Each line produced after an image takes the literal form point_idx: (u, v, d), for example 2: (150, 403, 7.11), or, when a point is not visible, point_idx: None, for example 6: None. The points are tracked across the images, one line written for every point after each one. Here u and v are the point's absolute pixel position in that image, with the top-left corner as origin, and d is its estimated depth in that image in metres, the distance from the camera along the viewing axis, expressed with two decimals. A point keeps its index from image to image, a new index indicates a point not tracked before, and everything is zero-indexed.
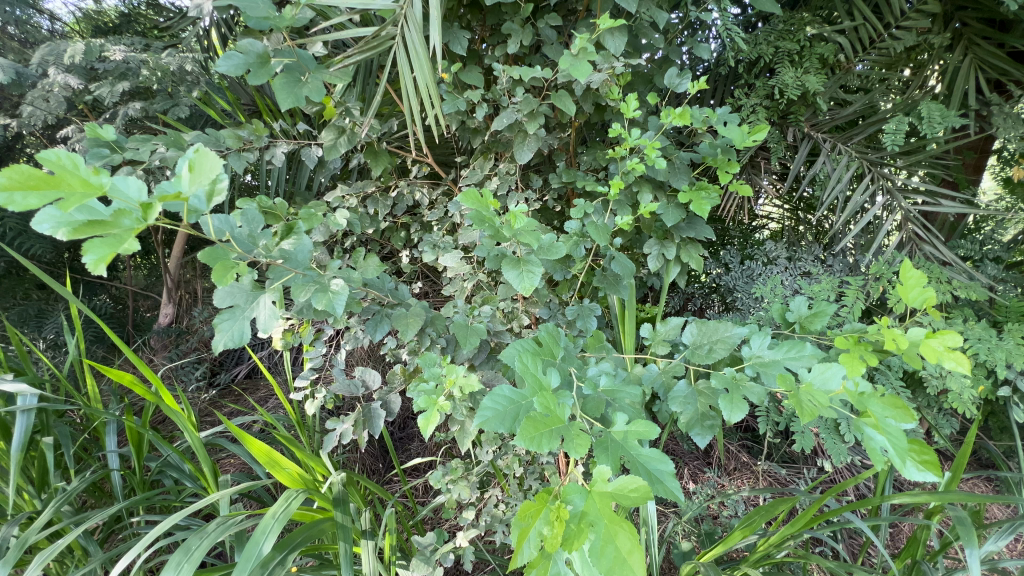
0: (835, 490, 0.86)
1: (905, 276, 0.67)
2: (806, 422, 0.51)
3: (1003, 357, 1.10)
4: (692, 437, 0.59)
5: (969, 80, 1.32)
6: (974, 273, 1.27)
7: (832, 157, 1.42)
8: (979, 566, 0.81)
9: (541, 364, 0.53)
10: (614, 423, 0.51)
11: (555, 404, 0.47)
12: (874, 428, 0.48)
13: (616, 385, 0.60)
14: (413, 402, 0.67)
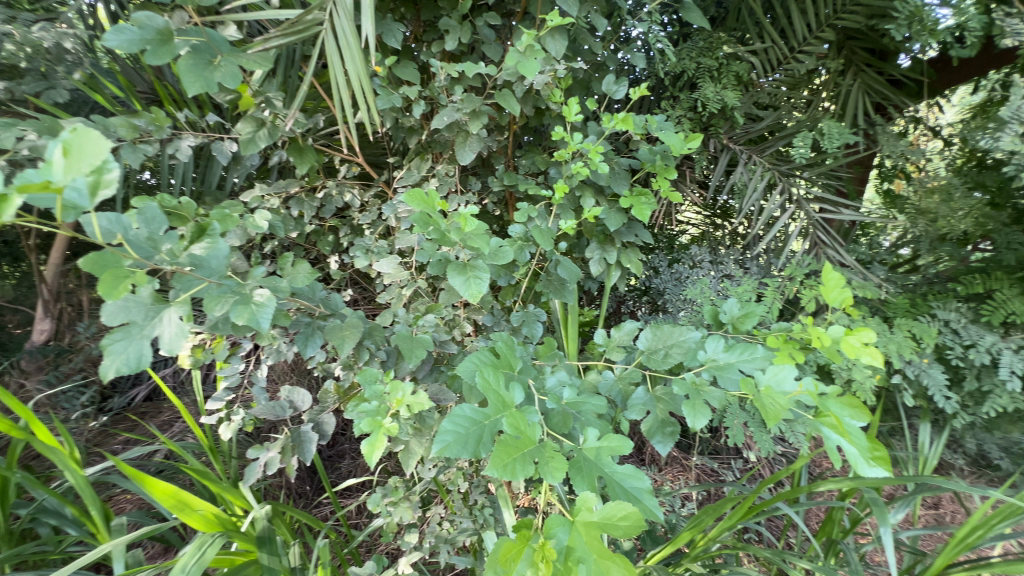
0: (765, 481, 0.91)
1: (827, 277, 0.72)
2: (770, 424, 0.53)
3: (895, 349, 1.24)
4: (653, 445, 0.59)
5: (859, 102, 1.49)
6: (867, 273, 1.41)
7: (748, 167, 1.52)
8: (889, 541, 0.90)
9: (504, 379, 0.50)
10: (585, 439, 0.51)
11: (525, 424, 0.46)
12: (838, 429, 0.52)
13: (579, 397, 0.59)
14: (355, 425, 0.63)
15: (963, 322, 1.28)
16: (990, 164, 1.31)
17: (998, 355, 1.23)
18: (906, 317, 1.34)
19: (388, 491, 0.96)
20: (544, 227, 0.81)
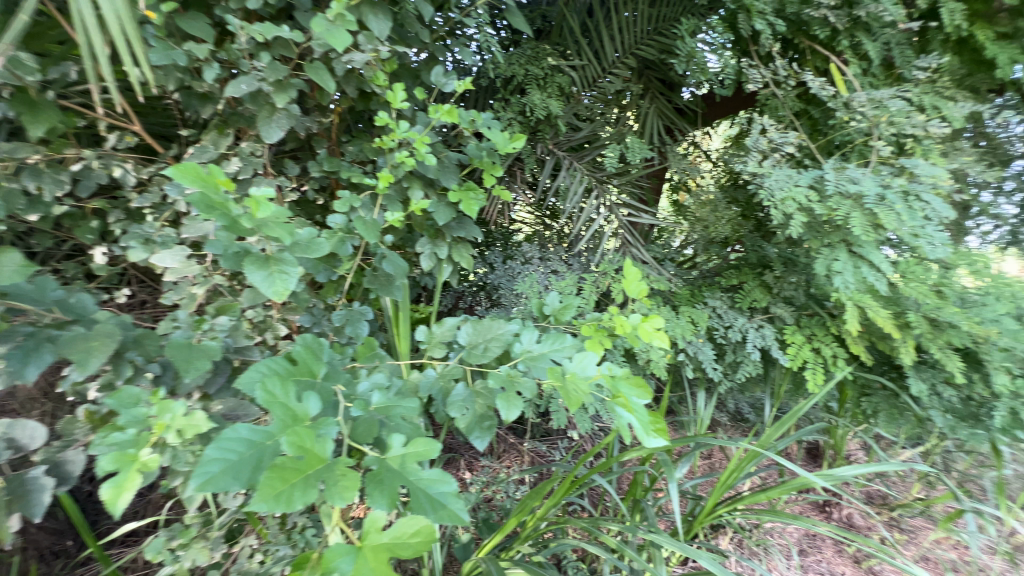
0: (584, 458, 1.01)
1: (628, 270, 0.82)
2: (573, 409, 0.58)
3: (679, 331, 1.51)
4: (472, 441, 0.61)
5: (655, 123, 1.75)
6: (660, 269, 1.68)
7: (570, 172, 1.68)
8: (675, 493, 1.07)
9: (292, 392, 0.46)
10: (390, 446, 0.49)
11: (310, 443, 0.43)
12: (626, 407, 0.59)
13: (390, 400, 0.58)
14: (95, 462, 0.50)
15: (724, 308, 1.58)
16: (740, 183, 1.66)
17: (746, 334, 1.53)
18: (688, 305, 1.61)
19: (176, 532, 0.80)
20: (369, 219, 0.76)
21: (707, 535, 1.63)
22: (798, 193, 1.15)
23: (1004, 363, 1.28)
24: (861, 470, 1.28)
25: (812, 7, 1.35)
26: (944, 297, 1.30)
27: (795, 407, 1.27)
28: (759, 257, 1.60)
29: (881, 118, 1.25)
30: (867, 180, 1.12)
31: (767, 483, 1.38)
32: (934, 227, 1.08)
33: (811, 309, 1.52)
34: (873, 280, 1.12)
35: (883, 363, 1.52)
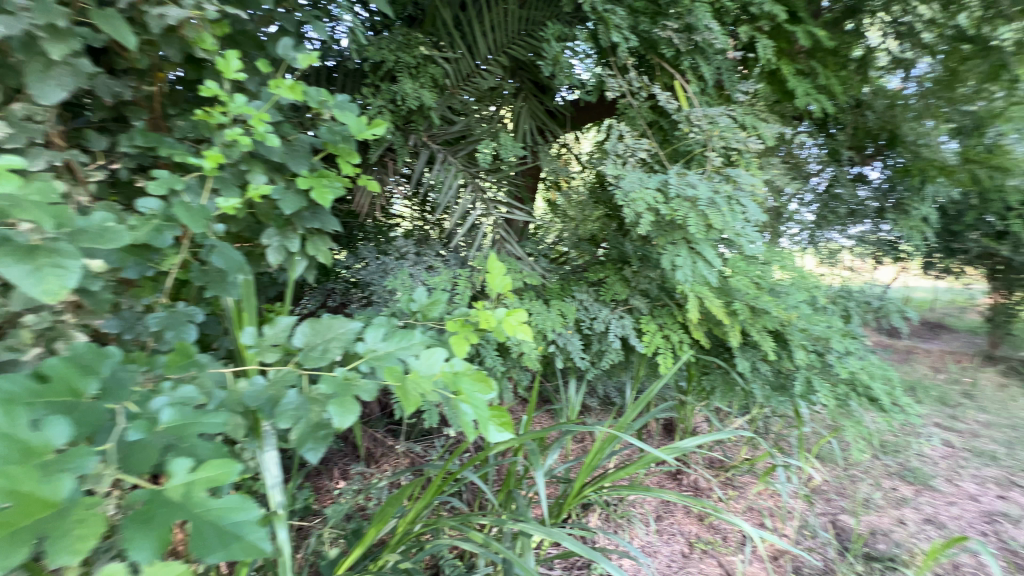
0: (452, 456, 1.02)
1: (492, 266, 0.83)
2: (410, 412, 0.56)
3: (548, 324, 1.58)
4: (304, 454, 0.55)
5: (527, 123, 1.80)
6: (533, 265, 1.74)
7: (444, 166, 1.67)
8: (543, 479, 1.15)
9: (27, 424, 0.40)
10: (171, 474, 0.45)
11: (37, 486, 0.37)
12: (466, 404, 0.58)
13: (187, 417, 0.54)
14: None
15: (589, 301, 1.69)
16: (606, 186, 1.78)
17: (608, 324, 1.66)
18: (558, 298, 1.69)
19: None
20: (194, 206, 0.66)
21: (577, 514, 1.74)
22: (646, 195, 1.26)
23: (802, 341, 1.56)
24: (699, 441, 1.50)
25: (660, 28, 1.50)
26: (760, 287, 1.54)
27: (648, 390, 1.41)
28: (620, 253, 1.74)
29: (714, 133, 1.45)
30: (701, 186, 1.27)
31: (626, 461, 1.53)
32: (751, 227, 1.28)
33: (662, 300, 1.69)
34: (706, 273, 1.28)
35: (717, 345, 1.76)
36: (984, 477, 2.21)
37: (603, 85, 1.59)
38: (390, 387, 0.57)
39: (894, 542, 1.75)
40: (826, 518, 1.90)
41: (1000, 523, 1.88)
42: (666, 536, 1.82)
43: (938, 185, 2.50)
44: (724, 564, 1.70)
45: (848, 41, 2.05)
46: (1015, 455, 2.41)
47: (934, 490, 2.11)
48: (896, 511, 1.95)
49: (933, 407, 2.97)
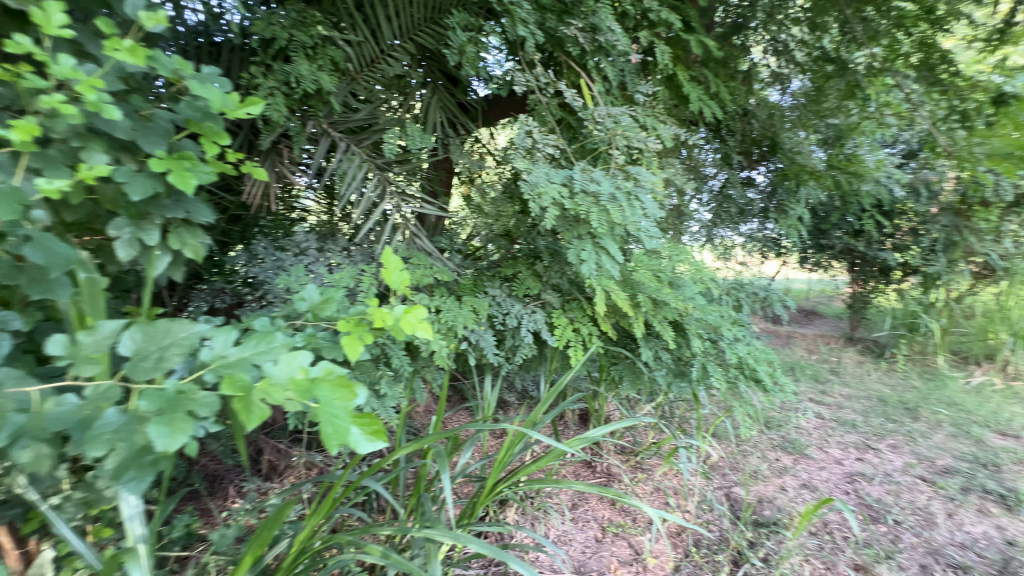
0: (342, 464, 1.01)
1: (388, 260, 0.80)
2: (251, 426, 0.55)
3: (461, 321, 1.53)
4: (122, 484, 0.57)
5: (437, 114, 1.75)
6: (444, 260, 1.71)
7: (347, 156, 1.58)
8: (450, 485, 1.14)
9: None
10: None
11: None
12: (319, 414, 0.57)
13: None
14: None
15: (502, 296, 1.68)
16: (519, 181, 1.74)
17: (521, 319, 1.65)
18: (470, 294, 1.66)
19: None
20: (4, 189, 0.56)
21: (494, 511, 1.74)
22: (551, 189, 1.28)
23: (697, 329, 1.68)
24: (605, 432, 1.57)
25: (566, 26, 1.53)
26: (660, 280, 1.63)
27: (557, 386, 1.54)
28: (532, 248, 1.75)
29: (617, 131, 1.50)
30: (604, 182, 1.31)
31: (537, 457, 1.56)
32: (649, 223, 1.34)
33: (573, 294, 1.73)
34: (609, 267, 1.33)
35: (624, 336, 1.84)
36: (847, 443, 2.54)
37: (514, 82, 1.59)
38: (230, 400, 0.56)
39: (777, 507, 1.95)
40: (721, 492, 2.07)
41: (859, 482, 2.17)
42: (581, 523, 1.88)
43: (810, 189, 2.82)
44: (633, 544, 1.79)
45: (736, 53, 2.23)
46: (870, 422, 2.79)
47: (809, 457, 2.38)
48: (778, 479, 2.17)
49: (808, 385, 3.37)
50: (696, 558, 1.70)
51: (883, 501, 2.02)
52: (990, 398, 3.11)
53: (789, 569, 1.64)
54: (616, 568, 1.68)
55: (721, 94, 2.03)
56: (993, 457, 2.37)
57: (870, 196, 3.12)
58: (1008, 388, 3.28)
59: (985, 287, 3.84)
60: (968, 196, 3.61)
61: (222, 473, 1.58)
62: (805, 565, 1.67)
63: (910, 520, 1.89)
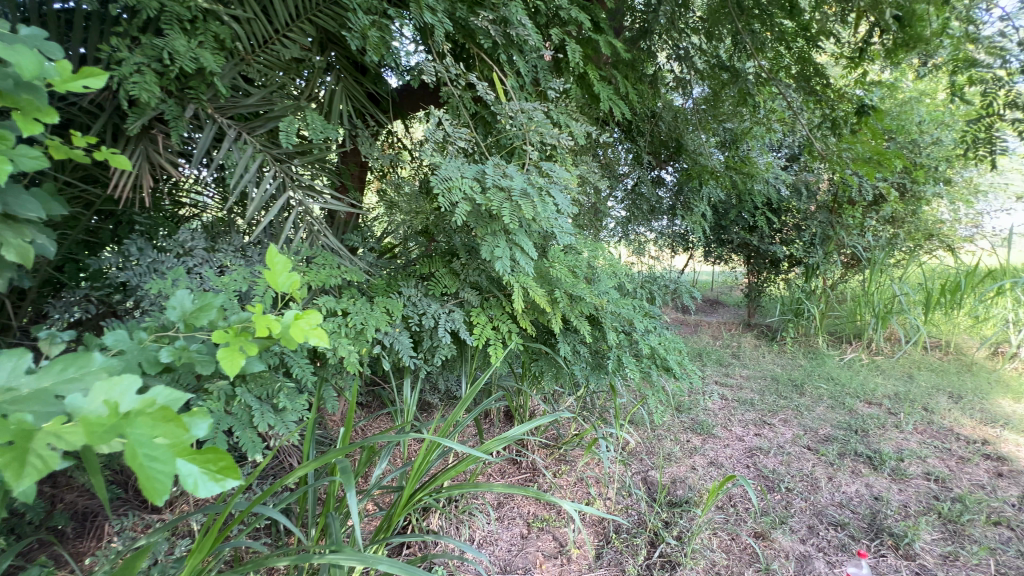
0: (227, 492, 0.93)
1: (273, 261, 0.73)
2: (20, 483, 0.44)
3: (374, 323, 1.41)
4: None
5: (343, 104, 1.64)
6: (354, 259, 1.62)
7: (238, 145, 1.42)
8: (357, 502, 1.05)
9: None
10: None
11: None
12: (124, 459, 0.44)
13: None
14: None
15: (418, 296, 1.60)
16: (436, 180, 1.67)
17: (438, 319, 1.59)
18: (383, 295, 1.56)
19: None
20: None
21: (417, 520, 1.68)
22: (462, 184, 1.24)
23: (612, 322, 1.72)
24: (525, 431, 1.56)
25: (477, 17, 1.48)
26: (576, 275, 1.66)
27: (472, 390, 1.52)
28: (448, 246, 1.69)
29: (530, 127, 1.50)
30: (516, 178, 1.29)
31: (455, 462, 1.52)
32: (561, 218, 1.35)
33: (491, 292, 1.69)
34: (523, 263, 1.31)
35: (544, 332, 1.84)
36: (746, 421, 2.78)
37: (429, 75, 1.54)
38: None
39: (688, 486, 2.07)
40: (639, 476, 2.16)
41: (757, 456, 2.37)
42: (506, 522, 1.87)
43: (710, 188, 3.03)
44: (558, 537, 1.81)
45: (643, 58, 2.33)
46: (765, 399, 3.08)
47: (715, 436, 2.57)
48: (689, 459, 2.31)
49: (713, 368, 3.66)
50: (616, 544, 1.76)
51: (777, 471, 2.22)
52: (859, 371, 3.57)
53: (699, 544, 1.75)
54: (541, 563, 1.69)
55: (629, 95, 2.13)
56: (862, 423, 2.71)
57: (761, 195, 3.42)
58: (871, 362, 3.78)
59: (853, 275, 4.40)
60: (838, 195, 4.10)
61: (94, 510, 1.36)
62: (713, 538, 1.79)
63: (799, 486, 2.10)
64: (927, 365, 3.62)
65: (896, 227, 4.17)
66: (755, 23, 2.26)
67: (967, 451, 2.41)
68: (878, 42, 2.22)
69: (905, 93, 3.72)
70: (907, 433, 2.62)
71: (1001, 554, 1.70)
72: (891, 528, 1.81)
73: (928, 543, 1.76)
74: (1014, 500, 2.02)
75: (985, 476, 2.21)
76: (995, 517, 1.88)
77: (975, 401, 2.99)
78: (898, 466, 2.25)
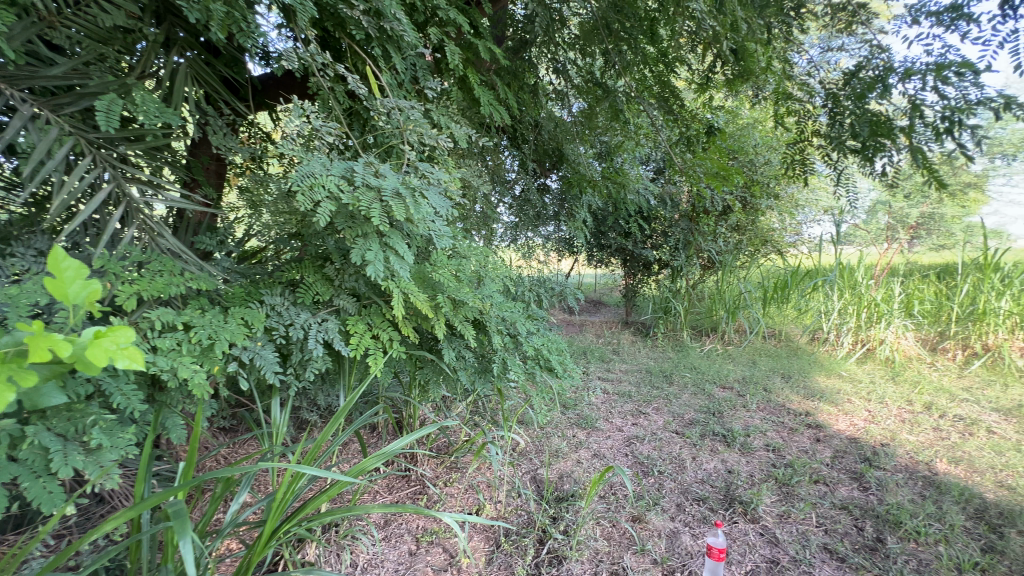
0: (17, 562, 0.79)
1: (59, 268, 0.60)
2: None
3: (227, 337, 1.22)
4: None
5: (188, 87, 1.43)
6: (203, 265, 1.41)
7: (38, 126, 1.15)
8: (195, 552, 0.90)
9: None
10: None
11: None
12: None
13: None
14: None
15: (284, 305, 1.45)
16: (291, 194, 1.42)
17: (308, 330, 1.44)
18: (240, 306, 1.38)
19: None
20: None
21: (289, 553, 1.52)
22: (328, 181, 1.15)
23: (497, 326, 1.72)
24: (405, 445, 1.47)
25: (347, 6, 1.38)
26: (459, 279, 1.63)
27: (345, 407, 1.43)
28: (320, 249, 1.54)
29: (407, 126, 1.43)
30: (389, 177, 1.23)
31: (327, 486, 1.40)
32: (438, 221, 1.31)
33: (370, 298, 1.58)
34: (397, 268, 1.24)
35: (428, 339, 1.78)
36: (625, 411, 3.00)
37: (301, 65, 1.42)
38: None
39: (574, 480, 2.16)
40: (528, 476, 2.20)
41: (634, 444, 2.56)
42: (393, 541, 1.77)
43: (589, 196, 3.23)
44: (447, 548, 1.75)
45: (525, 69, 2.41)
46: (640, 390, 3.36)
47: (597, 429, 2.72)
48: (574, 453, 2.42)
49: (596, 365, 3.91)
50: (506, 547, 1.76)
51: (651, 456, 2.42)
52: (714, 360, 4.07)
53: (584, 535, 1.82)
54: None
55: (508, 101, 2.17)
56: (718, 406, 3.08)
57: (634, 204, 3.74)
58: (724, 350, 4.34)
59: (709, 275, 4.99)
60: (696, 206, 4.64)
61: None
62: (596, 528, 1.88)
63: (669, 468, 2.31)
64: (765, 351, 4.26)
65: (741, 234, 4.85)
66: (622, 45, 2.38)
67: (795, 422, 2.86)
68: (720, 73, 2.55)
69: (743, 119, 4.34)
70: (752, 411, 3.03)
71: (819, 507, 2.03)
72: (740, 496, 2.06)
73: (768, 505, 2.04)
74: (827, 460, 2.43)
75: (808, 441, 2.64)
76: (815, 476, 2.25)
77: (800, 379, 3.58)
78: (745, 441, 2.59)
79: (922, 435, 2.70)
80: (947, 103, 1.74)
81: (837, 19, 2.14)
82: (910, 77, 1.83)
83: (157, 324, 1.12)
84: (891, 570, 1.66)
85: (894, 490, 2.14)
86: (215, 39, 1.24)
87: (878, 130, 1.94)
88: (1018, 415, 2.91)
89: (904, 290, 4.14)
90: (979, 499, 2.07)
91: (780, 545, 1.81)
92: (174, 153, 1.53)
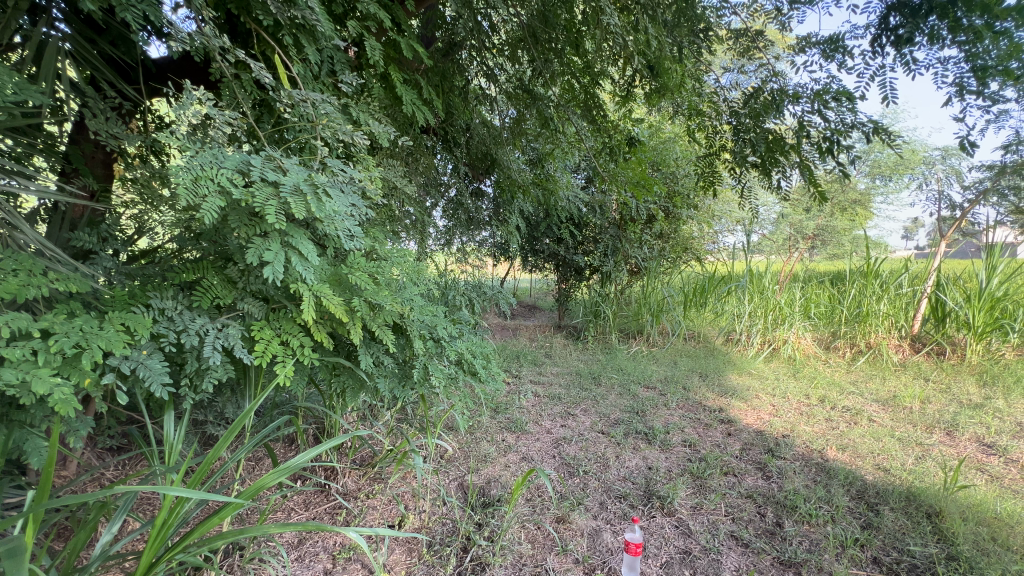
0: None
1: None
2: None
3: (100, 346, 1.08)
4: None
5: (61, 64, 1.27)
6: (79, 266, 1.25)
7: None
8: None
9: None
10: None
11: None
12: None
13: None
14: None
15: (177, 310, 1.31)
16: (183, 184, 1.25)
17: (204, 336, 1.31)
18: (120, 310, 1.23)
19: None
20: None
21: None
22: (219, 174, 1.07)
23: (418, 331, 1.66)
24: (309, 458, 1.38)
25: None
26: (377, 282, 1.56)
27: (240, 419, 1.32)
28: (221, 249, 1.41)
29: (319, 120, 1.35)
30: (291, 173, 1.16)
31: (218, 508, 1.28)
32: (347, 220, 1.24)
33: (279, 302, 1.47)
34: (300, 269, 1.16)
35: (346, 345, 1.69)
36: (554, 414, 3.05)
37: (199, 47, 1.29)
38: None
39: (501, 484, 2.15)
40: (454, 483, 2.17)
41: (562, 445, 2.60)
42: (306, 561, 1.66)
43: (520, 201, 3.25)
44: (366, 564, 1.67)
45: (454, 71, 2.39)
46: (570, 392, 3.43)
47: (527, 432, 2.74)
48: (502, 458, 2.40)
49: (528, 368, 3.96)
50: (428, 557, 1.71)
51: (577, 456, 2.47)
52: (639, 361, 4.26)
53: (508, 539, 1.81)
54: None
55: (433, 102, 2.14)
56: (641, 405, 3.21)
57: (565, 210, 3.82)
58: (649, 352, 4.55)
59: (636, 281, 5.22)
60: (623, 214, 4.85)
61: None
62: (520, 532, 1.87)
63: (593, 468, 2.37)
64: (685, 351, 4.50)
65: (664, 241, 5.12)
66: (550, 55, 2.44)
67: (710, 418, 3.05)
68: (640, 87, 2.67)
69: (665, 134, 4.60)
70: (672, 409, 3.19)
71: (728, 497, 2.17)
72: (658, 491, 2.16)
73: (684, 498, 2.15)
74: (737, 452, 2.61)
75: (721, 436, 2.82)
76: (725, 469, 2.40)
77: (715, 377, 3.83)
78: (664, 438, 2.72)
79: (817, 426, 2.98)
80: (830, 125, 1.95)
81: (740, 43, 2.32)
82: (799, 100, 2.02)
83: (7, 330, 0.97)
84: (787, 551, 1.80)
85: (792, 477, 2.33)
86: (91, 10, 1.11)
87: (774, 147, 2.12)
88: (893, 404, 3.29)
89: (804, 295, 4.56)
90: (860, 481, 2.31)
91: (693, 536, 1.91)
92: (45, 138, 1.35)
